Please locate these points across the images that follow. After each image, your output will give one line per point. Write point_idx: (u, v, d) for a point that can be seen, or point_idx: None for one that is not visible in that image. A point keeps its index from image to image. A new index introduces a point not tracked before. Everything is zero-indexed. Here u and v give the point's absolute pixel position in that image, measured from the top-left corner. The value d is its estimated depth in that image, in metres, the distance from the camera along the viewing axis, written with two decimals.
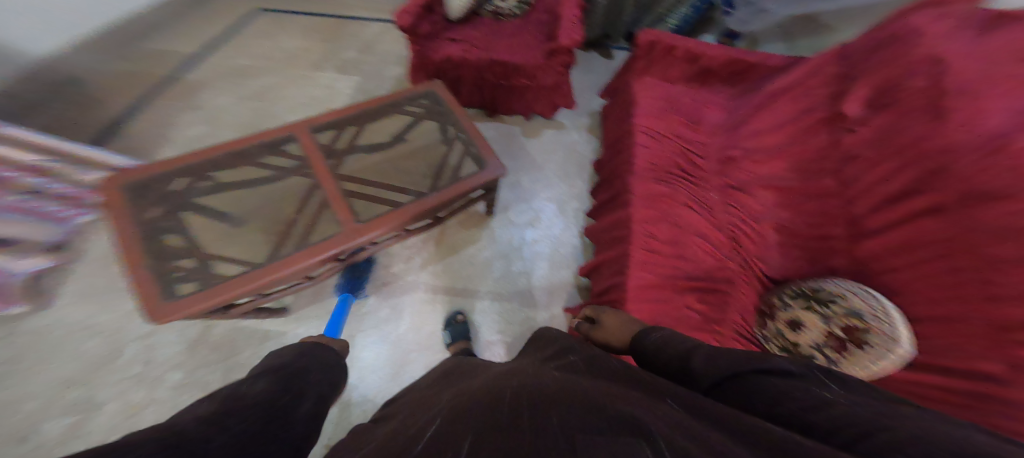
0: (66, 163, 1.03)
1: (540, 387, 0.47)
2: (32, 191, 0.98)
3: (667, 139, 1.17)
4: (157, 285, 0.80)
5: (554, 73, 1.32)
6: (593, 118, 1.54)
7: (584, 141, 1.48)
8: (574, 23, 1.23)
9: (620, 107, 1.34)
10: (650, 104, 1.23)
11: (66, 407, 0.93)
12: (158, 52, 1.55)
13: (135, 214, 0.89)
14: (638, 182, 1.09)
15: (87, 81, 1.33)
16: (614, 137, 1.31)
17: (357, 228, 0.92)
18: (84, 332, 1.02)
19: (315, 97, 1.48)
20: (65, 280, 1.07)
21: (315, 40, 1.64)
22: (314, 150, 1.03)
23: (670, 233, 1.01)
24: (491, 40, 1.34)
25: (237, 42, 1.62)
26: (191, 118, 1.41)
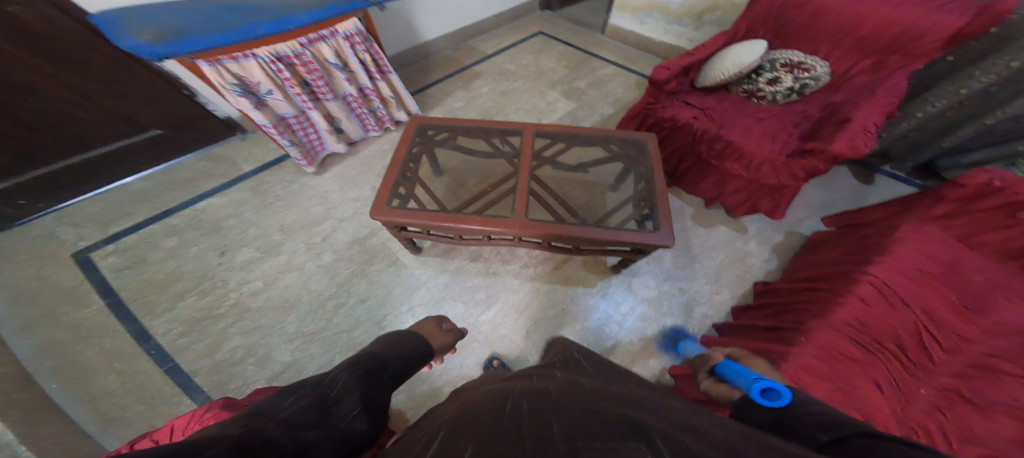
0: (397, 100, 1.51)
1: (530, 392, 0.52)
2: (375, 111, 1.48)
3: (908, 304, 0.79)
4: (391, 191, 1.08)
5: (786, 175, 1.10)
6: (791, 240, 1.24)
7: (762, 255, 1.22)
8: (864, 132, 1.00)
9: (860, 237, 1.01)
10: (914, 259, 0.84)
11: (258, 246, 1.27)
12: (466, 45, 2.06)
13: (408, 142, 1.20)
14: (823, 329, 0.78)
15: (432, 56, 1.97)
16: (816, 272, 0.99)
17: (522, 222, 1.02)
18: (314, 198, 1.40)
19: (537, 107, 1.70)
20: (337, 163, 1.50)
21: (562, 65, 1.91)
22: (526, 148, 1.19)
23: (825, 396, 0.68)
24: (731, 116, 1.21)
25: (509, 49, 2.04)
26: (454, 89, 1.79)
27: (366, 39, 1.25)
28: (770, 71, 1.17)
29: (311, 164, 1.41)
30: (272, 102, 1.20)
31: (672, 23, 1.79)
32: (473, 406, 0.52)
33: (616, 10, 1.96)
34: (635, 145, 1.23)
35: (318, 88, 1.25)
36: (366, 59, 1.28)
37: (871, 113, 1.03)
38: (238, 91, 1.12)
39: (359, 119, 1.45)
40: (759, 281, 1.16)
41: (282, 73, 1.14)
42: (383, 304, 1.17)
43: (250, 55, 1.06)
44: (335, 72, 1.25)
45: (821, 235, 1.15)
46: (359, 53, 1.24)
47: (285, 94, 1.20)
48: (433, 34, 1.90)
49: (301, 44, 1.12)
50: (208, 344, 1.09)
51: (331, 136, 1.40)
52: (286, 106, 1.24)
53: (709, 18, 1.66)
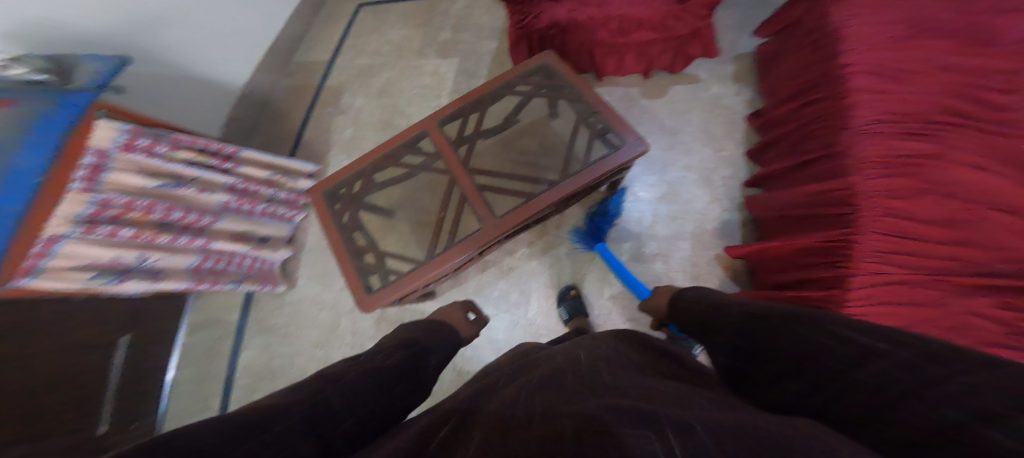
0: (282, 174, 1.22)
1: (567, 385, 0.44)
2: (272, 198, 1.18)
3: (913, 72, 0.80)
4: (359, 277, 0.93)
5: (693, 17, 1.10)
6: (742, 61, 1.25)
7: (731, 92, 1.23)
8: None
9: (803, 37, 1.01)
10: (876, 30, 0.85)
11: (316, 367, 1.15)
12: (303, 66, 1.69)
13: (334, 221, 1.00)
14: (866, 138, 0.79)
15: (274, 99, 1.62)
16: (796, 86, 1.00)
17: (495, 223, 0.93)
18: (314, 304, 1.23)
19: (426, 85, 1.47)
20: (298, 263, 1.31)
21: (414, 25, 1.64)
22: (445, 145, 1.04)
23: (938, 211, 0.71)
24: None
25: (347, 42, 1.71)
26: (341, 122, 1.50)
27: (158, 135, 0.89)
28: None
29: (274, 282, 1.23)
30: (166, 263, 0.94)
31: None
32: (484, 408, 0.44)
33: None
34: (541, 72, 1.11)
35: (181, 221, 0.94)
36: (188, 156, 0.95)
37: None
38: (109, 279, 0.85)
39: (269, 215, 1.18)
40: (747, 115, 1.18)
41: (120, 232, 0.82)
42: None
43: (57, 240, 0.73)
44: (179, 193, 0.92)
45: (766, 46, 1.16)
46: (170, 156, 0.90)
47: (163, 248, 0.92)
48: (245, 74, 1.48)
49: (84, 191, 0.74)
50: None
51: (261, 250, 1.17)
52: (183, 257, 0.97)
53: None
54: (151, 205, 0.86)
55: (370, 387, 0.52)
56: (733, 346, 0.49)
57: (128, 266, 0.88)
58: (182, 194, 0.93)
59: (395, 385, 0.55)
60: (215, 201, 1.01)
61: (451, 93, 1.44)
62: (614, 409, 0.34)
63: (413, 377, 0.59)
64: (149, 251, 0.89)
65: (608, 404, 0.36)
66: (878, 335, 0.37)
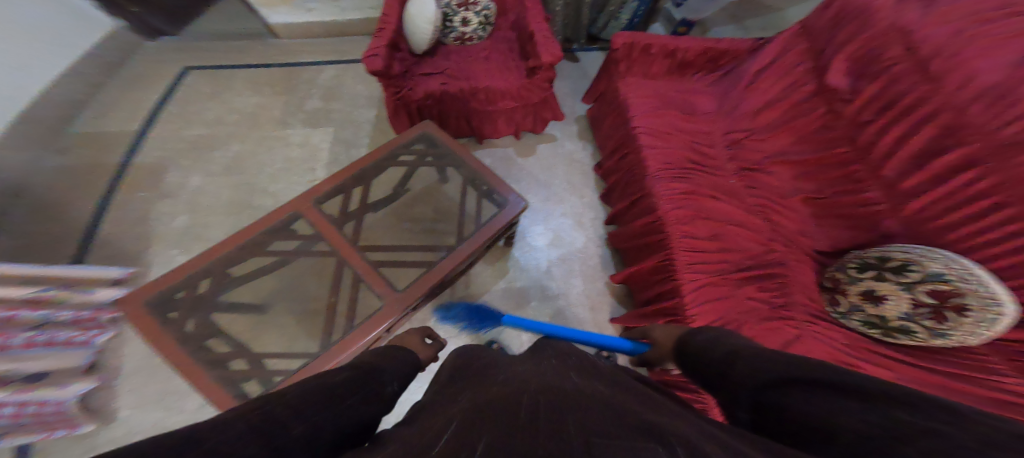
0: (59, 286, 0.88)
1: (555, 397, 0.42)
2: (43, 320, 0.84)
3: (670, 132, 1.13)
4: (228, 390, 0.71)
5: (538, 89, 1.32)
6: (582, 123, 1.55)
7: (580, 149, 1.49)
8: (548, 38, 1.22)
9: (608, 106, 1.33)
10: (643, 101, 1.19)
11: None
12: (99, 140, 1.32)
13: (171, 332, 0.76)
14: (659, 182, 1.04)
15: (33, 188, 1.17)
16: (612, 143, 1.29)
17: (399, 297, 0.88)
18: (144, 445, 0.86)
19: (294, 158, 1.32)
20: (116, 393, 0.91)
21: (269, 93, 1.49)
22: (326, 225, 0.95)
23: (706, 230, 0.97)
24: (467, 68, 1.32)
25: (169, 113, 1.42)
26: (168, 209, 1.17)
27: None
28: (455, 14, 1.26)
29: (72, 425, 0.84)
30: None
31: None
32: (482, 410, 0.39)
33: (264, 6, 1.55)
34: (422, 141, 1.15)
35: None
36: None
37: (540, 23, 1.27)
38: None
39: (40, 341, 0.83)
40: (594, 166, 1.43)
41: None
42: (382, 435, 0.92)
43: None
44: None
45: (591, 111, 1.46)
46: None
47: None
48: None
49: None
50: None
51: (32, 392, 0.80)
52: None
53: None
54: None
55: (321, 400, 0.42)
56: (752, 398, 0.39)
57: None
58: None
59: (346, 400, 0.44)
60: None
61: (327, 163, 1.32)
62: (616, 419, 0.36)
63: (370, 390, 0.48)
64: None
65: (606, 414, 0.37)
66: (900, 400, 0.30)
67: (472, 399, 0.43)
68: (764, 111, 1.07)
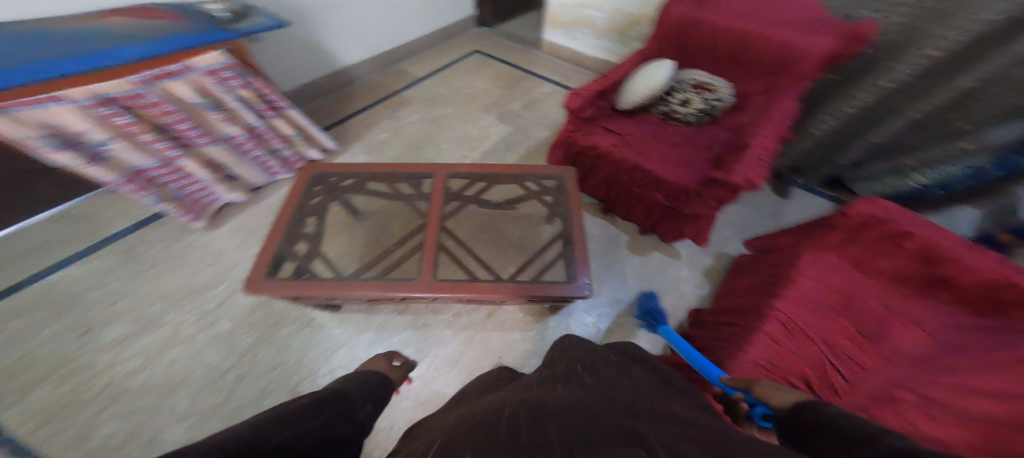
0: (301, 138, 1.39)
1: (540, 406, 0.45)
2: (275, 151, 1.35)
3: (810, 337, 0.78)
4: (272, 259, 0.94)
5: (702, 204, 1.07)
6: (721, 263, 1.23)
7: (694, 283, 1.19)
8: (761, 160, 0.97)
9: (769, 266, 1.01)
10: (811, 288, 0.85)
11: (131, 320, 1.06)
12: (397, 71, 1.98)
13: (299, 202, 1.07)
14: (739, 373, 0.77)
15: (356, 83, 1.89)
16: (732, 304, 0.98)
17: (429, 283, 0.92)
18: (209, 256, 1.21)
19: (471, 134, 1.61)
20: (236, 213, 1.33)
21: (498, 85, 1.85)
22: (438, 194, 1.09)
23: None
24: (649, 143, 1.18)
25: (441, 71, 1.97)
26: (384, 125, 1.65)
27: (243, 74, 1.14)
28: (681, 92, 1.16)
29: (196, 218, 1.23)
30: (116, 155, 1.02)
31: (600, 38, 1.80)
32: (477, 417, 0.45)
33: (548, 26, 1.95)
34: (554, 181, 1.15)
35: (178, 132, 1.08)
36: (246, 95, 1.16)
37: (764, 137, 1.00)
38: (55, 144, 0.94)
39: (256, 163, 1.30)
40: (691, 309, 1.12)
41: (117, 118, 0.96)
42: (295, 370, 1.01)
43: (59, 100, 0.87)
44: (206, 113, 1.10)
45: (744, 259, 1.14)
46: (232, 89, 1.12)
47: (134, 144, 1.03)
48: (348, 62, 1.81)
49: (138, 83, 0.96)
50: (61, 442, 0.87)
51: (219, 185, 1.24)
52: (142, 157, 1.06)
53: (633, 33, 1.68)
54: (168, 111, 1.03)
55: (309, 419, 0.49)
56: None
57: (87, 142, 0.97)
58: (206, 116, 1.11)
59: (315, 418, 0.50)
60: (224, 133, 1.17)
61: (483, 152, 1.53)
62: (603, 433, 0.38)
63: (329, 424, 0.51)
64: (115, 139, 0.99)
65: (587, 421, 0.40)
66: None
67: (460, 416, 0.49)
68: (987, 399, 0.58)
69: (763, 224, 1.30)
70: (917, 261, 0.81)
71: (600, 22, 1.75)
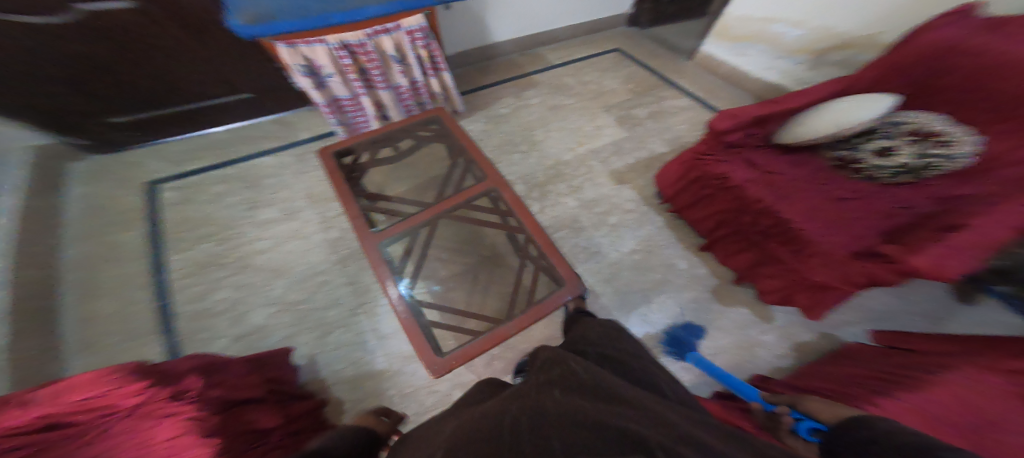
0: (444, 97, 1.56)
1: (541, 408, 0.43)
2: (422, 104, 1.54)
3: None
4: (346, 146, 1.10)
5: (836, 277, 0.88)
6: (825, 350, 1.00)
7: (779, 359, 1.00)
8: (956, 249, 0.74)
9: (897, 366, 0.80)
10: (946, 404, 0.65)
11: (281, 208, 1.33)
12: (536, 55, 2.03)
13: (404, 127, 1.15)
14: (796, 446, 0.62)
15: (498, 59, 1.99)
16: (821, 387, 0.82)
17: (370, 238, 0.91)
18: None
19: (584, 129, 1.58)
20: None
21: (629, 88, 1.77)
22: (466, 197, 1.00)
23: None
24: (801, 187, 0.97)
25: (578, 63, 1.96)
26: (508, 101, 1.73)
27: (428, 36, 1.31)
28: (885, 137, 0.92)
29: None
30: (331, 85, 1.29)
31: (781, 58, 1.57)
32: (478, 429, 0.43)
33: (713, 36, 1.78)
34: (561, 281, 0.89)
35: (373, 76, 1.31)
36: (422, 54, 1.35)
37: (984, 228, 0.75)
38: (304, 72, 1.21)
39: (406, 110, 1.50)
40: (759, 375, 0.96)
41: (344, 60, 1.22)
42: (365, 291, 1.17)
43: (320, 41, 1.15)
44: (393, 64, 1.32)
45: (862, 352, 0.92)
46: (416, 48, 1.31)
47: (344, 79, 1.29)
48: (502, 38, 1.93)
49: (365, 35, 1.19)
50: (201, 290, 1.14)
51: (376, 121, 1.46)
52: (342, 89, 1.31)
53: (835, 57, 1.42)
54: (373, 59, 1.26)
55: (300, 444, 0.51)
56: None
57: (319, 73, 1.25)
58: (392, 67, 1.32)
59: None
60: (397, 81, 1.38)
61: (590, 149, 1.50)
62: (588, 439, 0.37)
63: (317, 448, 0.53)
64: (336, 75, 1.25)
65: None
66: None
67: (462, 425, 0.46)
68: None
69: (914, 325, 1.01)
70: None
71: (788, 41, 1.51)
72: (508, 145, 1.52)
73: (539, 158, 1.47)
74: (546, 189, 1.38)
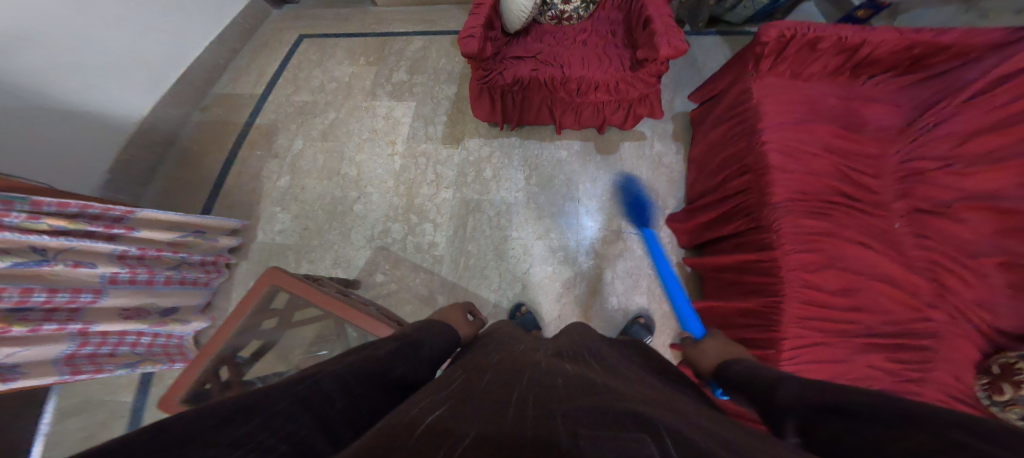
0: (196, 234, 1.08)
1: (538, 390, 0.40)
2: (179, 262, 1.05)
3: (815, 154, 0.87)
4: (190, 386, 0.77)
5: (641, 84, 1.12)
6: (679, 122, 1.32)
7: (672, 151, 1.28)
8: (671, 28, 0.99)
9: (724, 108, 1.07)
10: (784, 110, 0.91)
11: None
12: (240, 99, 1.55)
13: (246, 320, 0.84)
14: (783, 216, 0.83)
15: (182, 136, 1.48)
16: (724, 156, 1.04)
17: None
18: None
19: (377, 130, 1.40)
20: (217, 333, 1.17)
21: (363, 63, 1.56)
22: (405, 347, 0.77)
23: (837, 281, 0.78)
24: (562, 52, 1.14)
25: (284, 76, 1.60)
26: (278, 168, 1.38)
27: (10, 200, 0.69)
28: None
29: (184, 358, 1.07)
30: (21, 357, 0.75)
31: None
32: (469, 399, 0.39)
33: None
34: None
35: (44, 305, 0.77)
36: (57, 224, 0.76)
37: (661, 5, 1.02)
38: None
39: (176, 282, 1.03)
40: (683, 175, 1.24)
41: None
42: None
43: None
44: (42, 271, 0.75)
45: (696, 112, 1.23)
46: (32, 225, 0.72)
47: (19, 340, 0.74)
48: (144, 106, 1.32)
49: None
50: None
51: (168, 325, 1.01)
52: (54, 345, 0.80)
53: None
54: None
55: (392, 365, 0.46)
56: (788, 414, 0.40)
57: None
58: (49, 270, 0.76)
59: (395, 368, 0.46)
60: (98, 275, 0.84)
61: (403, 140, 1.36)
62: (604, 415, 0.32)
63: (411, 367, 0.49)
64: None
65: (568, 409, 0.34)
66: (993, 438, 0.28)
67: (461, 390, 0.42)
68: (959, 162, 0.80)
69: (689, 77, 1.39)
70: (837, 55, 0.89)
71: None
72: (336, 205, 1.28)
73: (378, 189, 1.28)
74: (418, 204, 1.24)
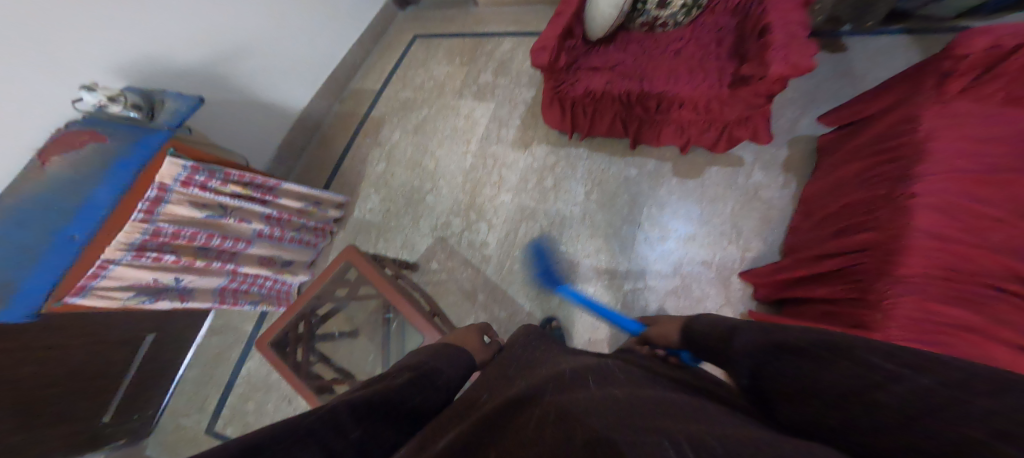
0: (316, 205, 1.35)
1: (563, 399, 0.39)
2: (300, 226, 1.32)
3: (992, 224, 0.64)
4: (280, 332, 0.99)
5: (743, 105, 0.97)
6: (793, 149, 1.10)
7: (772, 183, 1.08)
8: (790, 42, 0.82)
9: (872, 139, 0.86)
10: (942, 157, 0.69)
11: None
12: (362, 94, 1.83)
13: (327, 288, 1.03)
14: (902, 294, 0.64)
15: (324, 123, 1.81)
16: (846, 203, 0.85)
17: None
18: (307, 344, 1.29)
19: (458, 128, 1.51)
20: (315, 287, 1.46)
21: (458, 64, 1.68)
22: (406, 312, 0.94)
23: None
24: (648, 64, 1.05)
25: (396, 74, 1.82)
26: (378, 156, 1.60)
27: (215, 170, 0.95)
28: None
29: (286, 301, 1.38)
30: (194, 284, 1.04)
31: None
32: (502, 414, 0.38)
33: None
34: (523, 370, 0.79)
35: (218, 246, 1.04)
36: (235, 190, 1.02)
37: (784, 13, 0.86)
38: (147, 298, 0.95)
39: (296, 242, 1.31)
40: (784, 215, 1.03)
41: (163, 258, 0.93)
42: None
43: (108, 263, 0.84)
44: (221, 222, 1.02)
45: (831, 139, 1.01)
46: (221, 188, 0.98)
47: (198, 271, 1.03)
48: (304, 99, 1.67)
49: (142, 221, 0.85)
50: None
51: (284, 275, 1.29)
52: (213, 279, 1.08)
53: None
54: (195, 233, 0.96)
55: (406, 396, 0.47)
56: (745, 371, 0.45)
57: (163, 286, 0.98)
58: (225, 224, 1.03)
59: (409, 400, 0.46)
60: (251, 230, 1.11)
61: (479, 140, 1.44)
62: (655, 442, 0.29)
63: (425, 397, 0.49)
64: (183, 275, 0.99)
65: (612, 423, 0.33)
66: (950, 366, 0.32)
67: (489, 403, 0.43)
68: None
69: (820, 95, 1.14)
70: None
71: None
72: (415, 195, 1.43)
73: (448, 184, 1.40)
74: (480, 203, 1.32)
